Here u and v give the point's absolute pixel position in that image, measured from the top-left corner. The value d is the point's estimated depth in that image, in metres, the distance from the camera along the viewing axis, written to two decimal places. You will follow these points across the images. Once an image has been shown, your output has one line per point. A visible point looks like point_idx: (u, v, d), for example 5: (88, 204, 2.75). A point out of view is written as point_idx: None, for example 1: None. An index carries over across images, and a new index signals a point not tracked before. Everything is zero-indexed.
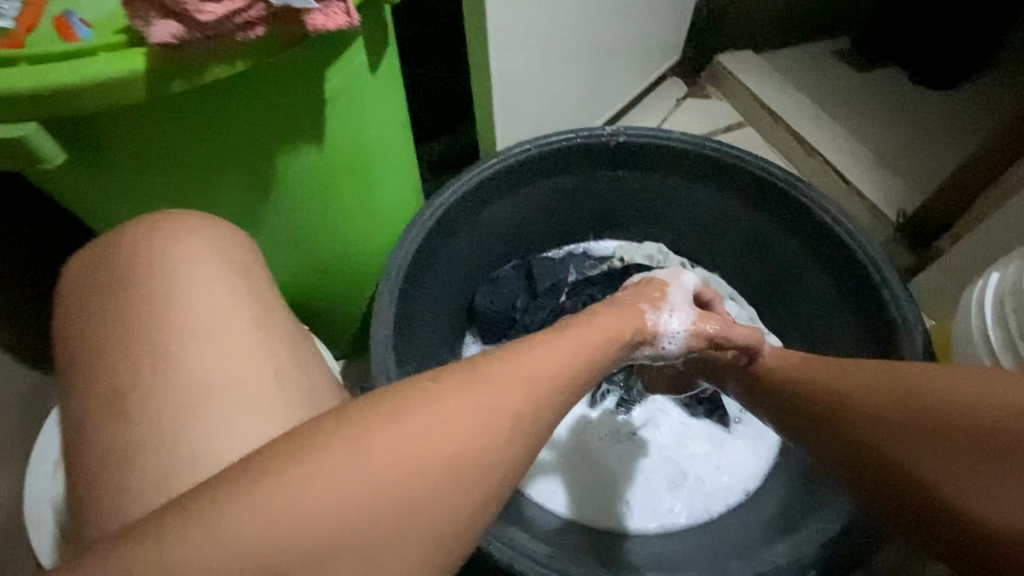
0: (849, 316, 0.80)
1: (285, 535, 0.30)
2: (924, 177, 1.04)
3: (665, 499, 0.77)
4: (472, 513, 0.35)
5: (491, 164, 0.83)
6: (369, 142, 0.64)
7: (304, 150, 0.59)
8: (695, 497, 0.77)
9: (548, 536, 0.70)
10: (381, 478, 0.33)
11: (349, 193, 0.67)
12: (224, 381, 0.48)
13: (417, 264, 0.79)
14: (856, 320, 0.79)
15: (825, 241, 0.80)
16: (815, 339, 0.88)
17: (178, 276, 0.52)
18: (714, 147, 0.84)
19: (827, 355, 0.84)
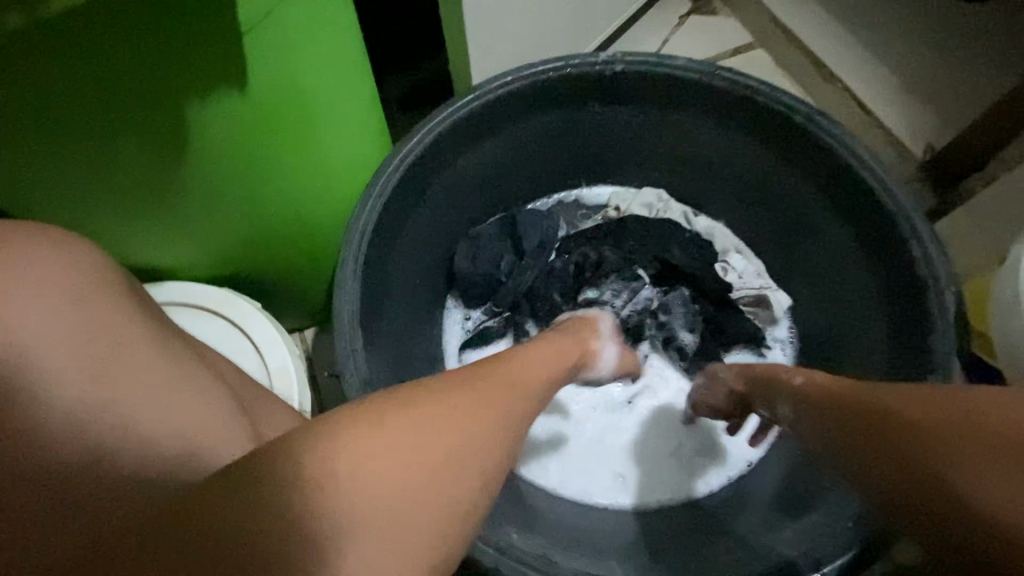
0: (871, 274, 0.71)
1: None
2: (955, 104, 0.92)
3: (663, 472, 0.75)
4: None
5: (464, 103, 0.71)
6: (307, 83, 0.52)
7: (221, 97, 0.48)
8: (694, 467, 0.75)
9: (539, 516, 0.68)
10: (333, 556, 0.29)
11: (291, 148, 0.56)
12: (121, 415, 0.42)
13: (384, 227, 0.69)
14: (878, 277, 0.70)
15: (848, 187, 0.70)
16: (833, 303, 0.78)
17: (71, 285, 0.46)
18: (724, 76, 0.72)
19: (844, 316, 0.76)
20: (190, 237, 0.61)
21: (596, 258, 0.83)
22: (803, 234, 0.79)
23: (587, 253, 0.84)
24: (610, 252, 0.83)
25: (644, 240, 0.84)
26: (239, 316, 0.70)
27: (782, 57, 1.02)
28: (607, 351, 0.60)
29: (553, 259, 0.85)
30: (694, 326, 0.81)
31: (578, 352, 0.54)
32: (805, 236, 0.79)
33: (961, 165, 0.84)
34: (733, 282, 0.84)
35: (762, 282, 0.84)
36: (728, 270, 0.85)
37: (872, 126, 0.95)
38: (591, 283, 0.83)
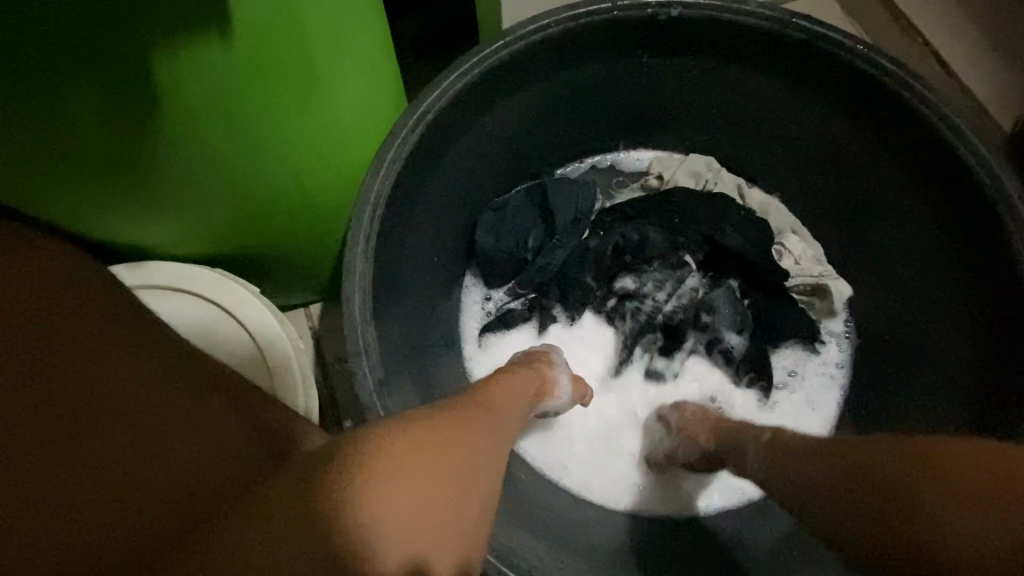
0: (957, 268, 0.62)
1: None
2: None
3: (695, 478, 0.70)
4: None
5: (490, 50, 0.60)
6: (302, 10, 0.43)
7: (204, 39, 0.40)
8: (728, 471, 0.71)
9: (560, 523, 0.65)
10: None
11: (289, 104, 0.47)
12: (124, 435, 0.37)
13: (399, 199, 0.60)
14: (964, 271, 0.61)
15: (935, 164, 0.60)
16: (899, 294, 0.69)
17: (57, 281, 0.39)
18: (801, 25, 0.60)
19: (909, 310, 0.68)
20: (168, 210, 0.53)
21: (640, 239, 0.74)
22: (873, 217, 0.69)
23: (629, 233, 0.75)
24: (655, 234, 0.75)
25: (693, 217, 0.75)
26: (233, 302, 0.62)
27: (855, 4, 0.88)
28: (563, 384, 0.59)
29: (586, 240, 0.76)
30: (742, 327, 0.73)
31: (532, 386, 0.53)
32: (878, 219, 0.69)
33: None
34: (790, 268, 0.75)
35: (821, 269, 0.75)
36: (783, 255, 0.76)
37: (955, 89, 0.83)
38: (628, 270, 0.75)
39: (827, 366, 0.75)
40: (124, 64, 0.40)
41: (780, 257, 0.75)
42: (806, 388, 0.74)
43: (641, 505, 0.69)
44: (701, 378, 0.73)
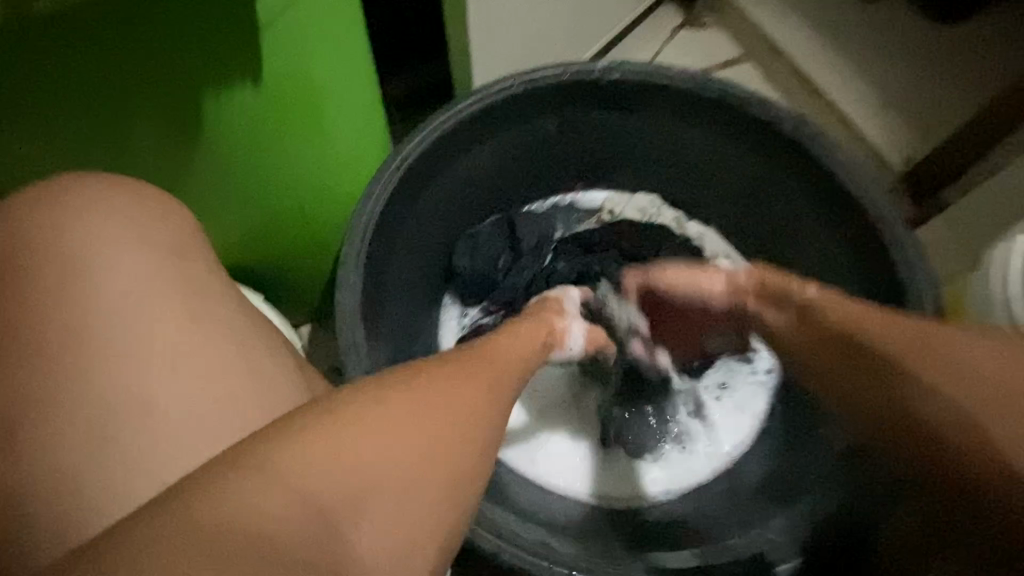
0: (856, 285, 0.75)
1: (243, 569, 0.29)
2: (933, 119, 0.96)
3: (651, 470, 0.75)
4: None
5: (466, 105, 0.73)
6: (317, 71, 0.54)
7: (236, 89, 0.50)
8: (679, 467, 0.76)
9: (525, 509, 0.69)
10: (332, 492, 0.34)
11: (297, 140, 0.57)
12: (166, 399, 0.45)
13: (386, 225, 0.70)
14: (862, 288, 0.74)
15: (831, 196, 0.73)
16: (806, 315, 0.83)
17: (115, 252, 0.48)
18: (720, 87, 0.75)
19: None
20: None
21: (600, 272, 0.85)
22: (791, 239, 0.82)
23: (591, 265, 0.86)
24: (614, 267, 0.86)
25: (676, 261, 0.71)
26: None
27: (771, 71, 1.04)
28: (575, 329, 0.60)
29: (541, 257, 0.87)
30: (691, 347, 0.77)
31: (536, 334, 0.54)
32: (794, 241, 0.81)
33: (944, 175, 0.86)
34: None
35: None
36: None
37: (858, 137, 0.98)
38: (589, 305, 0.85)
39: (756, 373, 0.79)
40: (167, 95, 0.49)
41: None
42: (737, 396, 0.79)
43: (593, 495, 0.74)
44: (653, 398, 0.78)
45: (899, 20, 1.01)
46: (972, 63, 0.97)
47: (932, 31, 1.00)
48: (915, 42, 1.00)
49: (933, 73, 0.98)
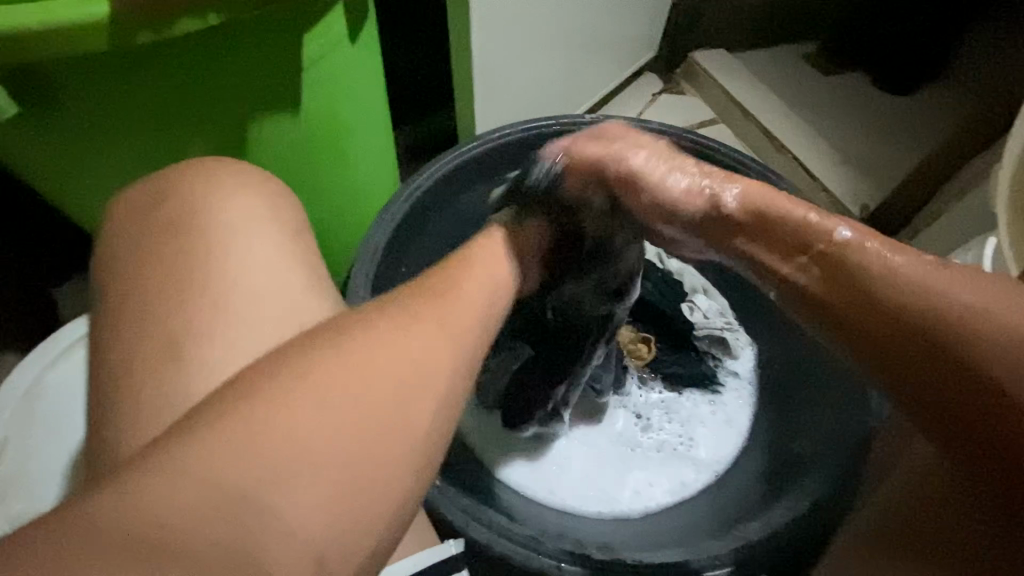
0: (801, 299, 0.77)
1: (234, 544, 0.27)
2: (886, 172, 1.06)
3: (654, 478, 0.72)
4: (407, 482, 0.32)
5: (468, 148, 0.79)
6: (345, 108, 0.62)
7: (280, 119, 0.57)
8: (681, 471, 0.73)
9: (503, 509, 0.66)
10: None
11: (325, 167, 0.64)
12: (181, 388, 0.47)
13: (394, 247, 0.75)
14: None
15: None
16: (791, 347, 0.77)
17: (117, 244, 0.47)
18: (692, 138, 0.82)
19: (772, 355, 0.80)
20: None
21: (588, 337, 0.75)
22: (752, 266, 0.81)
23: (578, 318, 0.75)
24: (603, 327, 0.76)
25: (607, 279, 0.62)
26: None
27: (743, 132, 1.14)
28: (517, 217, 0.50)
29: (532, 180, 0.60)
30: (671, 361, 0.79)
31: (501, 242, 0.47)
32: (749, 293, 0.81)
33: (906, 212, 0.94)
34: (699, 320, 0.81)
35: (725, 321, 0.81)
36: (692, 309, 0.81)
37: (819, 189, 1.06)
38: None
39: (739, 377, 0.79)
40: (219, 125, 0.54)
41: (691, 312, 0.81)
42: (727, 405, 0.77)
43: (595, 506, 0.70)
44: (638, 399, 0.77)
45: (847, 92, 1.15)
46: (915, 128, 1.10)
47: (880, 98, 1.13)
48: (864, 109, 1.13)
49: (884, 132, 1.10)
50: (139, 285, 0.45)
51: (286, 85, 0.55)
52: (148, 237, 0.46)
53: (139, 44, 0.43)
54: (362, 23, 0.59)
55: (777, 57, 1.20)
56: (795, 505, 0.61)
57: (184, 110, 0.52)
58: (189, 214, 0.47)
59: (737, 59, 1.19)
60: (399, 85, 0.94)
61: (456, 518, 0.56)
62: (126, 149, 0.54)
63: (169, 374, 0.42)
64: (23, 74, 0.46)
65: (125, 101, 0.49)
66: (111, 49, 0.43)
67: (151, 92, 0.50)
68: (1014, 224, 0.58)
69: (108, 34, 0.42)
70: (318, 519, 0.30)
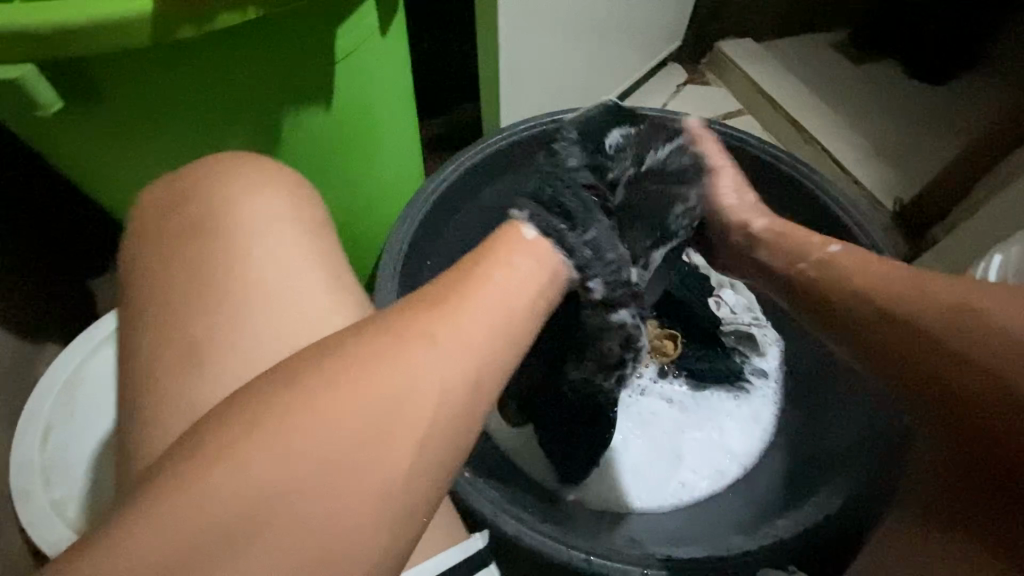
0: None
1: None
2: (919, 164, 1.03)
3: (678, 475, 0.71)
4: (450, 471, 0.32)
5: (494, 141, 0.79)
6: (375, 101, 0.62)
7: (311, 113, 0.57)
8: (706, 468, 0.72)
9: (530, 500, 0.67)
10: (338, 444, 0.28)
11: (353, 160, 0.64)
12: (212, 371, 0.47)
13: (421, 240, 0.76)
14: None
15: (826, 227, 0.77)
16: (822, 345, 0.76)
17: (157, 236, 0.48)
18: (721, 130, 0.81)
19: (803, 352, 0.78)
20: None
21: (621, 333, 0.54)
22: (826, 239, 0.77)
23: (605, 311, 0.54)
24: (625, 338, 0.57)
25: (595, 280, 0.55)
26: None
27: (770, 123, 1.12)
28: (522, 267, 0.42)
29: (593, 232, 0.49)
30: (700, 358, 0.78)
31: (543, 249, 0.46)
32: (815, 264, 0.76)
33: (942, 205, 0.91)
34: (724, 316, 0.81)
35: (752, 316, 0.81)
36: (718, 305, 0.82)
37: (850, 181, 1.04)
38: None
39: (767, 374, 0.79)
40: (252, 118, 0.54)
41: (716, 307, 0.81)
42: (757, 402, 0.76)
43: (618, 502, 0.70)
44: (664, 393, 0.77)
45: (879, 82, 1.11)
46: (950, 118, 1.06)
47: (914, 87, 1.10)
48: (897, 99, 1.09)
49: (919, 123, 1.07)
50: (181, 277, 0.46)
51: (318, 79, 0.55)
52: (188, 232, 0.47)
53: (177, 39, 0.44)
54: (393, 15, 0.59)
55: (806, 45, 1.17)
56: (823, 504, 0.59)
57: (219, 104, 0.52)
58: (227, 209, 0.48)
59: (764, 48, 1.17)
60: (422, 77, 0.94)
61: (485, 510, 0.57)
62: (162, 142, 0.54)
63: (213, 367, 0.43)
64: (66, 70, 0.47)
65: (164, 94, 0.50)
66: (151, 44, 0.43)
67: (187, 86, 0.50)
68: None
69: (149, 29, 0.43)
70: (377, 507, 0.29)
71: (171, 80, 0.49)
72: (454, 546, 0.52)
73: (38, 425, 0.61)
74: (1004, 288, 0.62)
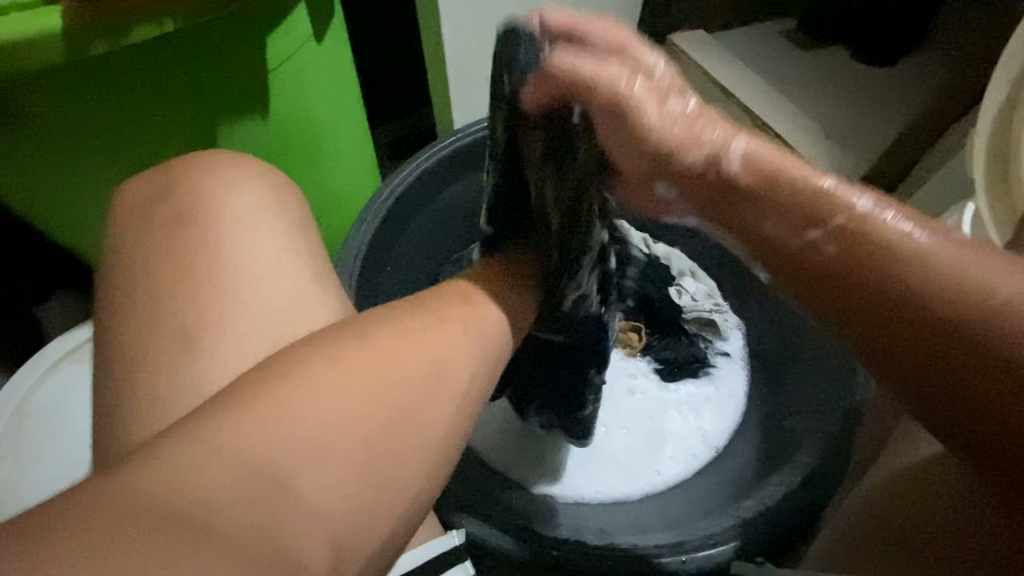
0: None
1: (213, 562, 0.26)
2: (869, 144, 1.05)
3: (655, 461, 0.72)
4: (394, 482, 0.31)
5: (446, 143, 0.78)
6: (315, 109, 0.61)
7: (249, 123, 0.56)
8: (684, 451, 0.73)
9: (499, 500, 0.66)
10: None
11: (300, 168, 0.64)
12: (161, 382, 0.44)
13: (379, 245, 0.75)
14: None
15: None
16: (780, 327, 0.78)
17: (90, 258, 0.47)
18: None
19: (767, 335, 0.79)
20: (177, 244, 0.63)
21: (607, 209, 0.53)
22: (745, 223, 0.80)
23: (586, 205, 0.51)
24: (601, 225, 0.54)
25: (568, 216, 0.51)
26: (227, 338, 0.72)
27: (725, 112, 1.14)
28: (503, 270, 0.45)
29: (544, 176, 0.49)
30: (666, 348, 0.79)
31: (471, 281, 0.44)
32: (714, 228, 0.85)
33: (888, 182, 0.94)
34: (686, 303, 0.81)
35: (714, 303, 0.82)
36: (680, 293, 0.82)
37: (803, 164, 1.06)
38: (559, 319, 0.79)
39: (734, 360, 0.79)
40: (187, 133, 0.54)
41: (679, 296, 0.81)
42: (723, 386, 0.78)
43: (596, 493, 0.70)
44: (630, 387, 0.77)
45: (827, 67, 1.14)
46: (896, 99, 1.09)
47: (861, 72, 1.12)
48: (845, 82, 1.12)
49: (867, 107, 1.09)
50: (118, 297, 0.45)
51: (250, 88, 0.54)
52: (118, 245, 0.46)
53: (94, 54, 0.43)
54: (328, 22, 0.58)
55: (755, 34, 1.19)
56: (785, 480, 0.60)
57: (150, 119, 0.51)
58: (159, 224, 0.47)
59: (714, 39, 1.19)
60: (374, 82, 0.94)
61: (449, 512, 0.57)
62: (95, 161, 0.53)
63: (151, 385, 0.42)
64: None
65: (90, 113, 0.49)
66: (66, 61, 0.42)
67: (113, 101, 0.49)
68: (992, 189, 0.57)
69: (63, 46, 0.42)
70: (312, 517, 0.28)
71: (96, 98, 0.48)
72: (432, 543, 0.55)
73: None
74: None
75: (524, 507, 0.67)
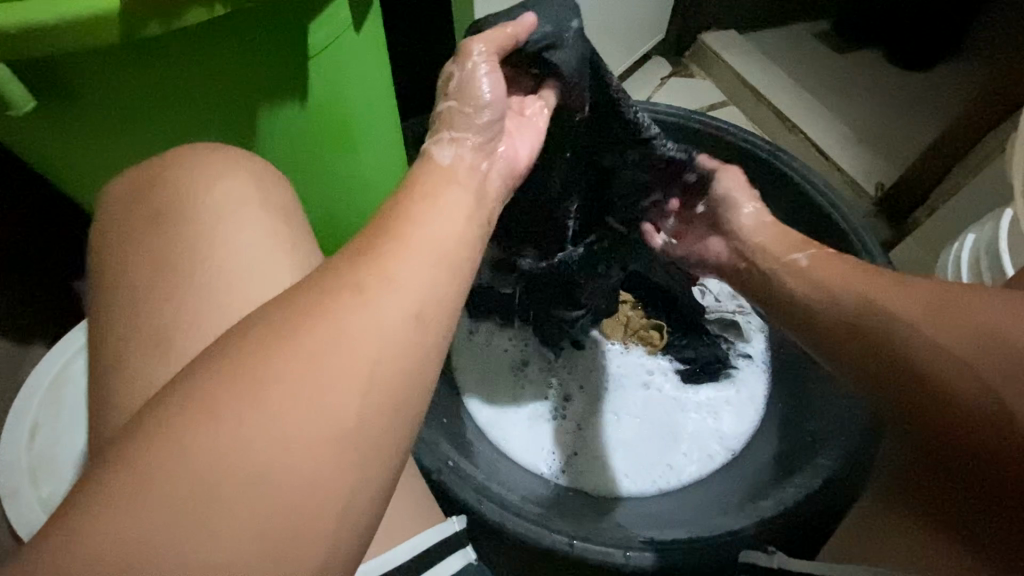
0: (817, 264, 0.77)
1: (239, 536, 0.25)
2: (900, 150, 1.03)
3: (667, 457, 0.73)
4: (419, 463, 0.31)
5: None
6: (350, 98, 0.62)
7: (287, 107, 0.57)
8: (696, 451, 0.73)
9: (513, 487, 0.67)
10: (300, 435, 0.27)
11: (333, 153, 0.65)
12: (163, 352, 0.44)
13: None
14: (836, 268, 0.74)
15: (804, 213, 0.77)
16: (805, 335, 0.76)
17: (129, 231, 0.48)
18: (701, 120, 0.80)
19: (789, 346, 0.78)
20: None
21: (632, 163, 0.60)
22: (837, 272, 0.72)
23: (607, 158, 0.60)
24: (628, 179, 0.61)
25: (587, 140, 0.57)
26: None
27: (753, 113, 1.12)
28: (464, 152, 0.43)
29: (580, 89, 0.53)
30: (688, 353, 0.78)
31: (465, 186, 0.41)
32: None
33: (922, 189, 0.93)
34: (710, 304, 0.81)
35: (737, 304, 0.82)
36: (704, 293, 0.82)
37: (833, 169, 1.04)
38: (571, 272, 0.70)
39: (757, 363, 0.79)
40: (228, 113, 0.55)
41: (702, 295, 0.82)
42: (744, 387, 0.77)
43: (614, 486, 0.71)
44: (651, 384, 0.77)
45: (859, 72, 1.12)
46: (931, 105, 1.07)
47: (897, 77, 1.10)
48: (879, 88, 1.10)
49: (901, 114, 1.07)
50: (157, 268, 0.46)
51: (291, 74, 0.55)
52: (157, 224, 0.48)
53: (146, 34, 0.45)
54: (367, 12, 0.59)
55: (787, 37, 1.18)
56: (805, 482, 0.59)
57: (193, 98, 0.53)
58: (206, 200, 0.48)
59: (746, 39, 1.17)
60: (405, 75, 0.95)
61: (467, 496, 0.58)
62: (140, 138, 0.55)
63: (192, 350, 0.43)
64: (38, 66, 0.47)
65: (138, 90, 0.51)
66: (120, 40, 0.44)
67: (160, 80, 0.51)
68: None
69: (118, 26, 0.43)
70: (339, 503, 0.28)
71: (144, 77, 0.50)
72: (429, 528, 0.52)
73: (26, 422, 0.62)
74: (977, 267, 0.64)
75: (537, 495, 0.67)
